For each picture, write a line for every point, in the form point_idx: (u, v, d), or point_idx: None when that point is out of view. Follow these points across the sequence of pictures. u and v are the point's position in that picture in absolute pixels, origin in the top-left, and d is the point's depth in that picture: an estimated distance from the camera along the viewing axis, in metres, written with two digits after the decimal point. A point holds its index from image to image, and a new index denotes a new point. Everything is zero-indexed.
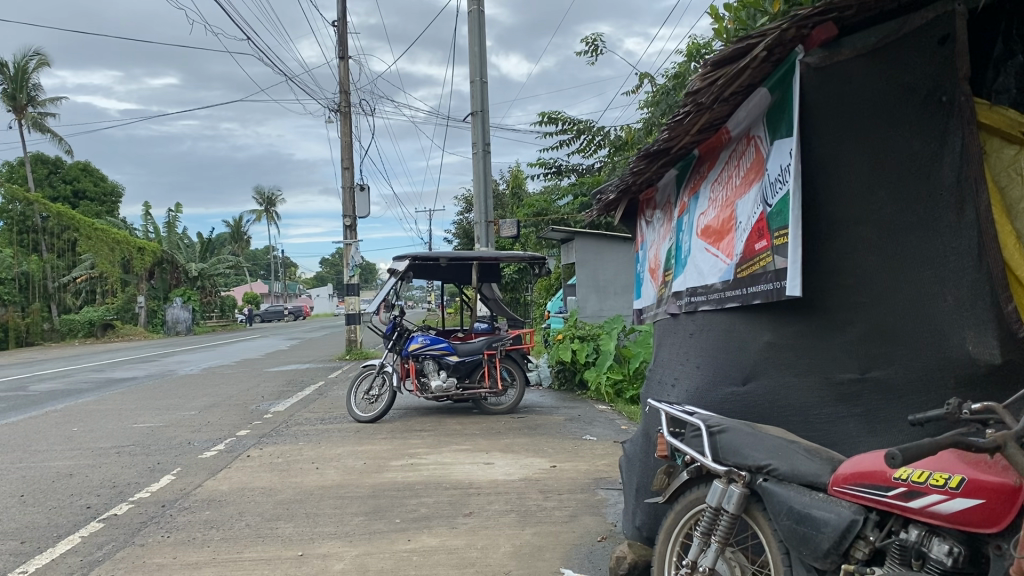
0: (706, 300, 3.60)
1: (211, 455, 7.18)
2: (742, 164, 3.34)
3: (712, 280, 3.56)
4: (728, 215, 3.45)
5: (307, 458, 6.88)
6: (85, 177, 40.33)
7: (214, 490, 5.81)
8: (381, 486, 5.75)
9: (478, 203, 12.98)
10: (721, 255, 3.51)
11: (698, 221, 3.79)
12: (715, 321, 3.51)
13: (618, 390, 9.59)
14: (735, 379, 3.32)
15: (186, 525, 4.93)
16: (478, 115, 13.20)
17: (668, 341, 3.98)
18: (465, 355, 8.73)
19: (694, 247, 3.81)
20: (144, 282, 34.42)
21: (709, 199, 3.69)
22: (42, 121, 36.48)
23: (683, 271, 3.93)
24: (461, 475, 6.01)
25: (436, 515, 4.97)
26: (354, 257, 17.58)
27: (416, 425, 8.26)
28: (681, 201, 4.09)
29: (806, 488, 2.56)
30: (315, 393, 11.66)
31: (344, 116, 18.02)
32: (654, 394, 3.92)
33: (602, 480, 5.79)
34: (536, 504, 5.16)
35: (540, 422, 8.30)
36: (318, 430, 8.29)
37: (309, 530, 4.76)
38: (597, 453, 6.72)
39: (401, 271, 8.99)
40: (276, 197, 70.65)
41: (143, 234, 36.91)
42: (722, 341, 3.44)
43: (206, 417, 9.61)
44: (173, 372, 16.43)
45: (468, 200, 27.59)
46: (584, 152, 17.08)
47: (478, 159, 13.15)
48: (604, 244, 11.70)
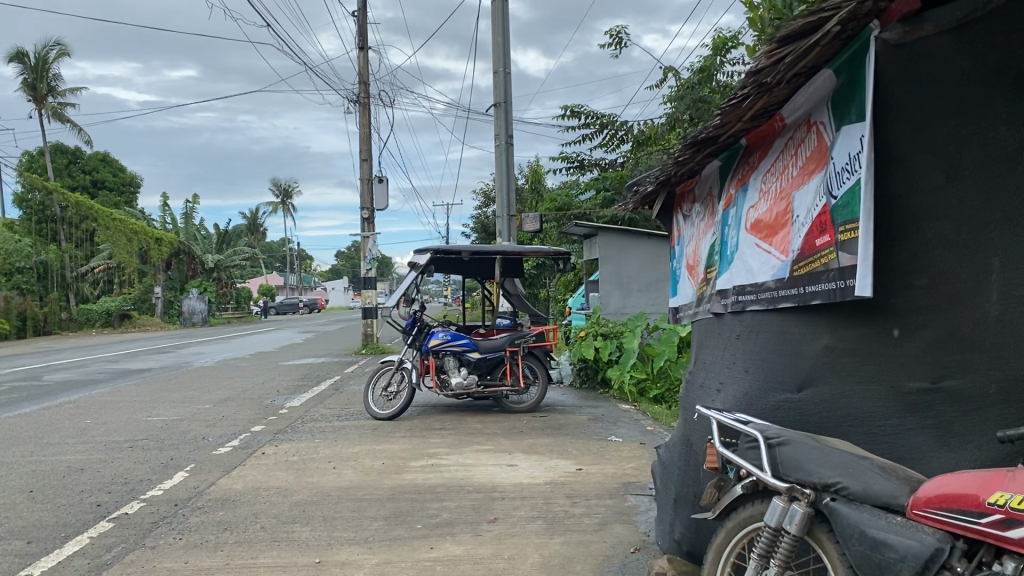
0: (755, 299, 3.32)
1: (227, 452, 6.99)
2: (800, 152, 3.08)
3: (764, 279, 3.27)
4: (784, 208, 3.17)
5: (324, 456, 6.68)
6: (104, 168, 40.39)
7: (228, 489, 5.61)
8: (400, 489, 5.53)
9: (500, 197, 12.75)
10: (774, 251, 3.24)
11: (747, 215, 3.53)
12: (766, 322, 3.22)
13: (641, 389, 9.34)
14: (789, 385, 3.06)
15: (199, 527, 4.73)
16: (501, 106, 12.96)
17: (711, 340, 3.70)
18: (486, 352, 8.50)
19: (742, 242, 3.54)
20: (160, 273, 34.42)
21: (759, 191, 3.43)
22: (62, 112, 36.55)
23: (728, 268, 3.67)
24: (484, 477, 5.79)
25: (459, 520, 4.74)
26: (371, 250, 17.39)
27: (436, 423, 8.04)
28: (726, 194, 3.84)
29: (881, 511, 2.30)
30: (332, 388, 11.47)
31: (363, 107, 17.83)
32: (696, 398, 3.64)
33: (631, 485, 5.54)
34: (564, 510, 4.92)
35: (563, 422, 8.05)
36: (335, 427, 8.09)
37: (327, 534, 4.54)
38: (624, 456, 6.47)
39: (422, 265, 8.76)
40: (293, 189, 70.73)
41: (161, 225, 36.92)
42: (773, 343, 3.16)
43: (220, 411, 9.44)
44: (189, 364, 16.30)
45: (485, 195, 27.40)
46: (606, 147, 16.79)
47: (501, 152, 12.91)
48: (627, 240, 11.43)
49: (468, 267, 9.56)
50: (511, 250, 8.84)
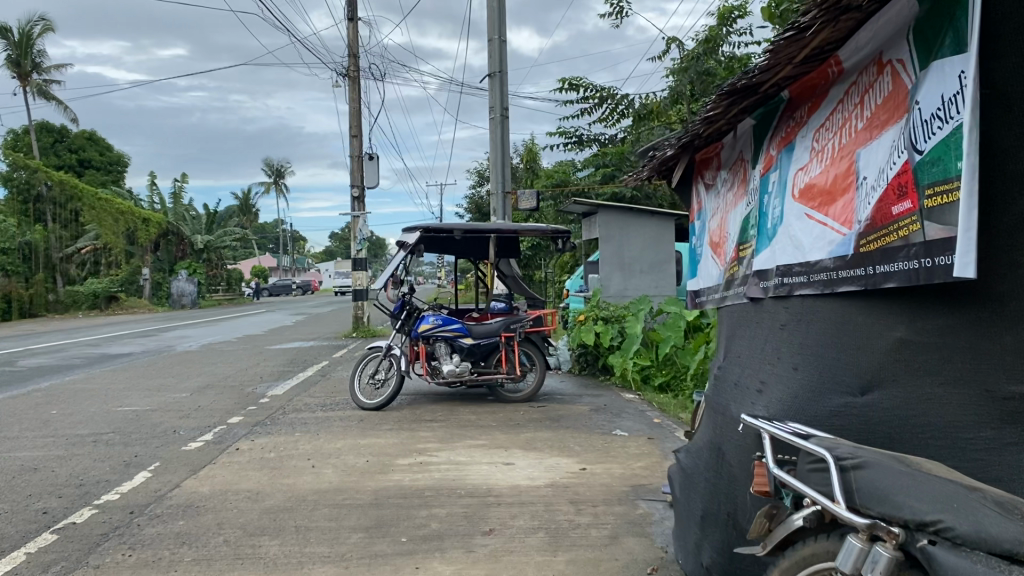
0: (806, 282, 2.76)
1: (198, 447, 6.42)
2: (868, 99, 2.49)
3: (818, 256, 2.70)
4: (845, 169, 2.59)
5: (302, 453, 6.11)
6: (91, 146, 39.66)
7: (194, 493, 5.05)
8: (384, 492, 4.97)
9: (495, 173, 12.14)
10: (831, 222, 2.66)
11: (794, 180, 2.95)
12: (823, 310, 2.65)
13: (646, 376, 8.85)
14: (849, 386, 2.51)
15: (152, 540, 4.16)
16: (495, 77, 12.33)
17: (748, 330, 3.14)
18: (480, 338, 7.95)
19: (787, 213, 2.96)
20: (149, 254, 33.91)
21: (810, 150, 2.85)
22: (48, 89, 35.69)
23: (769, 244, 3.09)
24: (479, 478, 5.24)
25: (449, 533, 4.18)
26: (361, 229, 16.77)
27: (426, 415, 7.48)
28: (765, 155, 3.26)
29: (999, 562, 1.69)
30: (318, 374, 10.91)
31: (352, 81, 17.17)
32: (729, 400, 3.08)
33: (641, 488, 4.98)
34: (568, 520, 4.37)
35: (562, 413, 7.50)
36: (318, 419, 7.52)
37: (297, 550, 3.99)
38: (632, 453, 5.93)
39: (412, 244, 8.15)
40: (286, 168, 69.84)
41: (149, 205, 36.20)
42: (831, 337, 2.61)
43: (197, 401, 8.85)
44: (172, 347, 15.68)
45: (479, 174, 26.71)
46: (605, 122, 16.17)
47: (496, 125, 12.29)
48: (628, 219, 10.84)
49: (461, 246, 8.97)
50: (506, 228, 8.24)
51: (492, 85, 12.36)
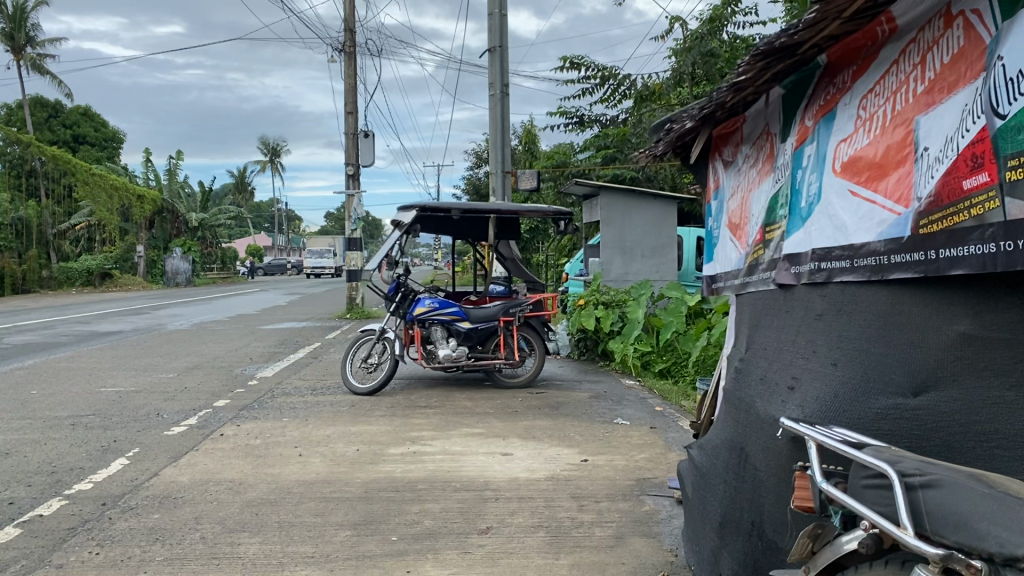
0: (849, 268, 2.46)
1: (180, 432, 6.11)
2: (933, 58, 2.18)
3: (865, 239, 2.40)
4: (902, 139, 2.29)
5: (289, 440, 5.81)
6: (85, 122, 39.14)
7: (171, 483, 4.74)
8: (374, 484, 4.67)
9: (495, 151, 11.80)
10: (881, 199, 2.36)
11: (834, 153, 2.64)
12: (868, 300, 2.37)
13: (646, 362, 8.52)
14: (899, 387, 2.25)
15: (124, 536, 3.86)
16: (495, 53, 11.96)
17: (776, 321, 2.86)
18: (478, 321, 7.64)
19: (826, 188, 2.66)
20: (143, 231, 33.47)
21: (854, 119, 2.55)
22: (42, 63, 35.15)
23: (803, 226, 2.79)
24: (475, 469, 4.95)
25: (443, 531, 3.89)
26: (356, 209, 16.42)
27: (421, 400, 7.19)
28: (798, 126, 2.95)
29: None
30: (309, 356, 10.59)
31: (348, 56, 16.77)
32: (753, 395, 2.80)
33: (647, 482, 4.69)
34: (569, 517, 4.08)
35: (562, 400, 7.21)
36: (308, 403, 7.22)
37: (278, 549, 3.69)
38: (635, 443, 5.64)
39: (407, 223, 7.81)
40: (282, 147, 69.24)
41: (143, 181, 35.74)
42: (878, 330, 2.33)
43: (183, 382, 8.54)
44: (162, 326, 15.35)
45: (478, 156, 26.34)
46: (607, 102, 15.81)
47: (496, 103, 11.92)
48: (631, 201, 10.51)
49: (458, 225, 8.64)
50: (506, 209, 7.91)
51: (492, 60, 11.99)
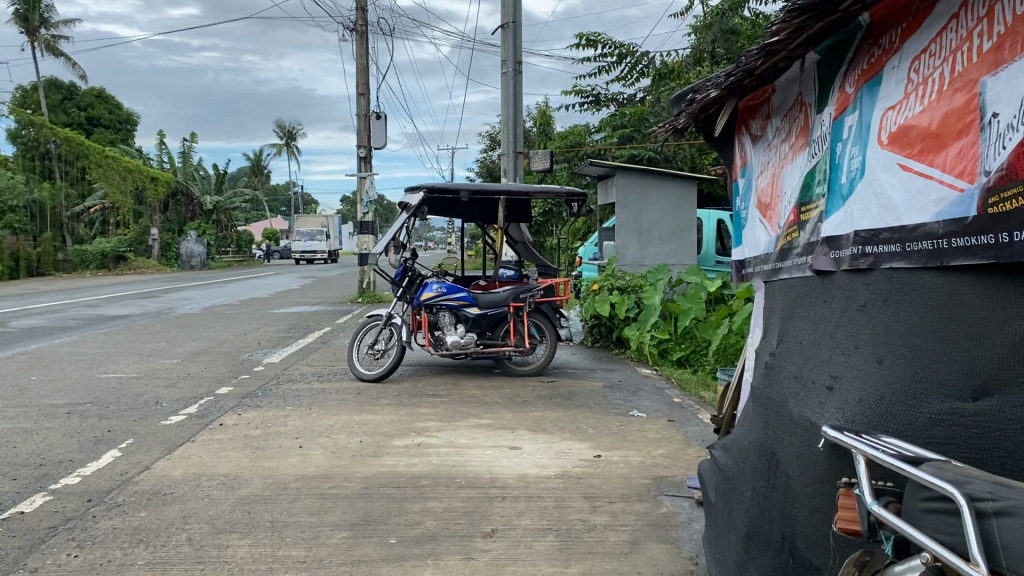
0: (898, 253, 2.18)
1: (177, 422, 5.90)
2: (1003, 8, 1.88)
3: (918, 220, 2.11)
4: (966, 104, 1.99)
5: (290, 430, 5.57)
6: (99, 104, 39.01)
7: (162, 478, 4.51)
8: (375, 480, 4.41)
9: (507, 131, 11.49)
10: (938, 173, 2.06)
11: (880, 123, 2.34)
12: (920, 289, 2.08)
13: (663, 350, 8.25)
14: (955, 390, 1.97)
15: (106, 536, 3.63)
16: (508, 29, 11.62)
17: (814, 313, 2.58)
18: (487, 307, 7.38)
19: (871, 162, 2.37)
20: (157, 214, 33.35)
21: (905, 83, 2.24)
22: (55, 45, 34.97)
23: (844, 205, 2.51)
24: (482, 464, 4.69)
25: (445, 534, 3.64)
26: (368, 191, 16.15)
27: (428, 389, 6.94)
28: (837, 94, 2.66)
29: None
30: (318, 341, 10.36)
31: (359, 35, 16.47)
32: (788, 396, 2.53)
33: (664, 481, 4.43)
34: (580, 520, 3.82)
35: (575, 389, 6.94)
36: (312, 391, 6.99)
37: (268, 553, 3.44)
38: (652, 438, 5.36)
39: (415, 205, 7.53)
40: (297, 130, 68.90)
41: (157, 164, 35.60)
42: (931, 324, 2.04)
43: (187, 368, 8.33)
44: (172, 310, 15.18)
45: (492, 138, 25.97)
46: (624, 81, 15.43)
47: (508, 81, 11.60)
48: (648, 182, 10.18)
49: (467, 207, 8.35)
50: (516, 190, 7.63)
51: (505, 36, 11.67)
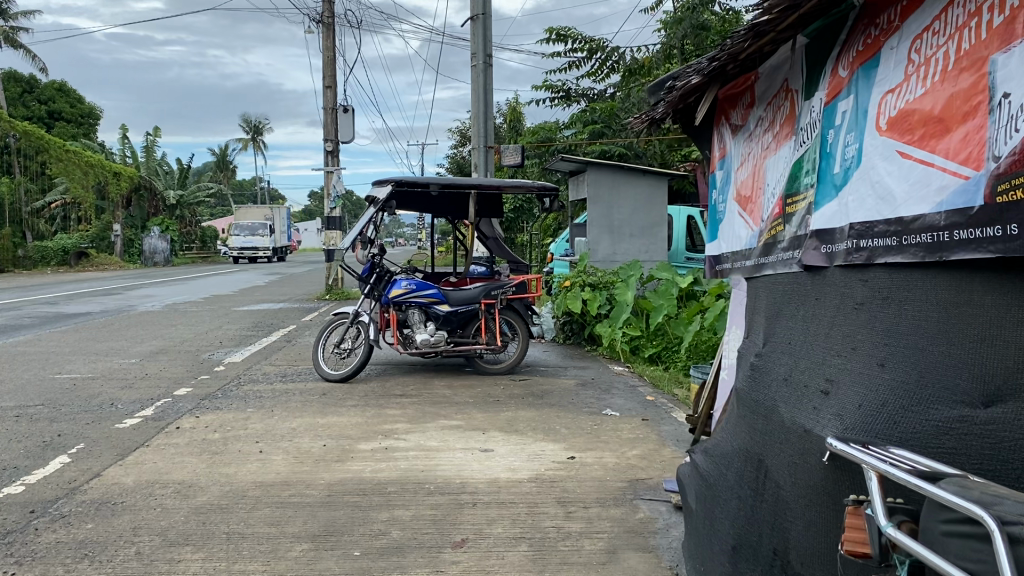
0: (896, 245, 2.02)
1: (132, 425, 5.63)
2: None
3: (919, 211, 1.94)
4: (973, 85, 1.83)
5: (250, 434, 5.34)
6: (60, 97, 38.16)
7: (113, 486, 4.26)
8: (340, 487, 4.21)
9: (477, 125, 11.28)
10: (940, 161, 1.90)
11: (877, 108, 2.18)
12: (923, 286, 1.93)
13: (635, 347, 8.14)
14: (963, 395, 1.82)
15: (48, 551, 3.39)
16: (478, 21, 11.42)
17: (805, 310, 2.43)
18: (458, 305, 7.20)
19: (868, 150, 2.21)
20: (119, 210, 32.66)
21: (904, 65, 2.08)
22: (14, 36, 34.10)
23: (837, 196, 2.35)
24: (451, 468, 4.50)
25: (412, 544, 3.44)
26: (335, 186, 15.87)
27: (397, 389, 6.73)
28: (828, 77, 2.49)
29: None
30: (283, 339, 10.10)
31: (326, 28, 16.17)
32: (778, 400, 2.37)
33: (639, 484, 4.27)
34: (554, 527, 3.65)
35: (547, 388, 6.77)
36: (275, 391, 6.75)
37: (223, 568, 3.23)
38: (625, 438, 5.21)
39: (382, 200, 7.31)
40: (263, 125, 67.92)
41: (120, 158, 34.90)
42: (937, 324, 1.88)
43: (145, 368, 8.04)
44: (132, 308, 14.77)
45: (462, 134, 25.76)
46: (594, 76, 15.30)
47: (478, 73, 11.40)
48: (620, 177, 10.03)
49: (436, 202, 8.15)
50: (487, 185, 7.44)
51: (475, 29, 11.47)
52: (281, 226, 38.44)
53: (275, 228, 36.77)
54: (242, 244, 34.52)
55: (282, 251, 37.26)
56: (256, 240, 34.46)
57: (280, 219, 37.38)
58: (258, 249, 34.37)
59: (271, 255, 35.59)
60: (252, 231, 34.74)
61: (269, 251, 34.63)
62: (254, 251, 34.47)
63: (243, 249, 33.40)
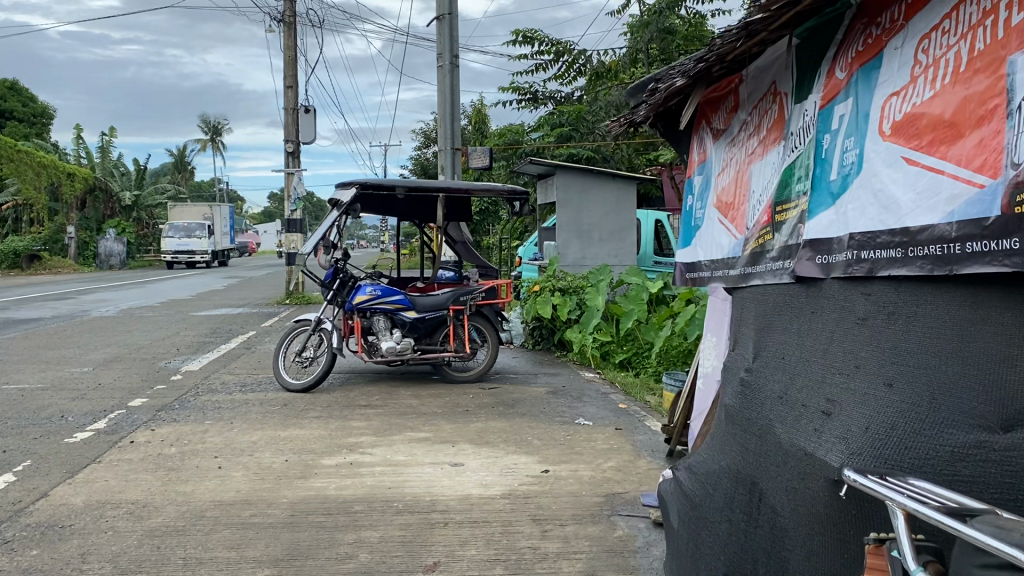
0: (902, 258, 1.89)
1: (83, 439, 5.36)
2: None
3: (929, 221, 1.82)
4: (988, 86, 1.70)
5: (209, 448, 5.11)
6: (13, 96, 37.19)
7: (61, 507, 4.01)
8: (303, 506, 4.01)
9: (443, 127, 11.11)
10: (951, 169, 1.77)
11: (880, 112, 2.07)
12: (933, 302, 1.81)
13: (605, 353, 8.02)
14: (980, 419, 1.70)
15: None
16: (444, 21, 11.24)
17: (799, 324, 2.30)
18: (425, 311, 7.00)
19: (870, 156, 2.09)
20: (74, 211, 31.89)
21: (911, 66, 1.97)
22: None
23: (835, 204, 2.23)
24: (420, 484, 4.32)
25: (381, 569, 3.27)
26: (297, 188, 15.57)
27: (362, 399, 6.53)
28: (824, 80, 2.38)
29: None
30: (243, 346, 9.82)
31: (288, 27, 15.87)
32: (773, 419, 2.24)
33: (616, 498, 4.13)
34: (530, 547, 3.50)
35: (517, 397, 6.61)
36: (235, 402, 6.51)
37: None
38: (599, 449, 5.07)
39: (346, 203, 7.10)
40: (223, 126, 66.84)
41: (75, 159, 34.09)
42: (950, 343, 1.76)
43: (98, 377, 7.74)
44: (87, 312, 14.35)
45: (426, 136, 25.47)
46: (561, 79, 15.20)
47: (444, 74, 11.23)
48: (589, 181, 9.93)
49: (403, 205, 7.97)
50: (455, 188, 7.27)
51: (441, 29, 11.29)
52: (221, 227, 34.25)
53: (214, 229, 32.46)
54: (177, 247, 30.53)
55: (228, 255, 34.27)
56: (189, 241, 30.45)
57: (216, 218, 32.96)
58: (195, 252, 30.47)
59: (212, 259, 32.45)
60: (188, 233, 30.82)
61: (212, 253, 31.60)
62: (190, 255, 30.14)
63: (175, 252, 29.94)
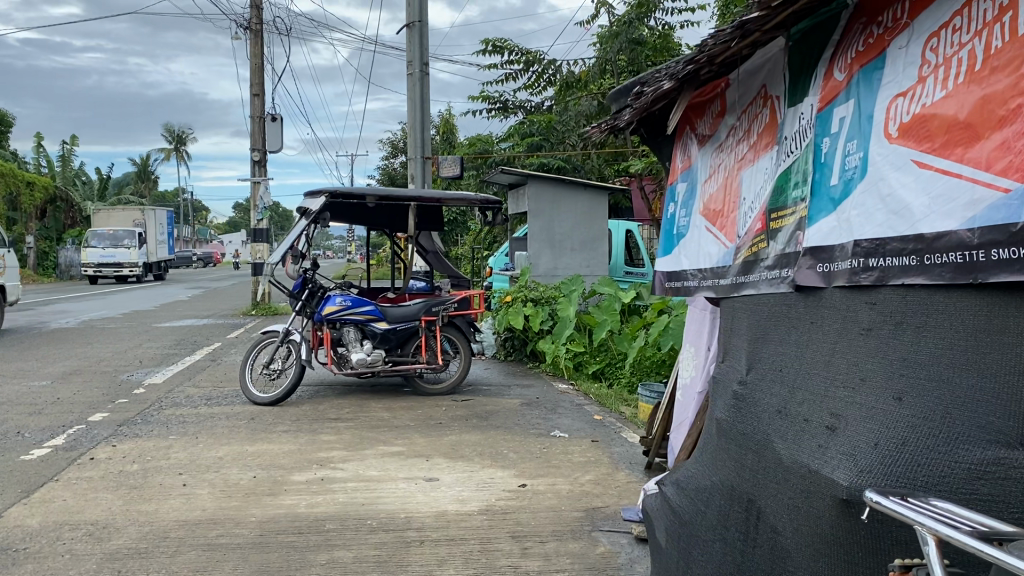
0: (915, 265, 1.80)
1: (40, 456, 5.14)
2: None
3: (945, 226, 1.73)
4: (1008, 84, 1.62)
5: (172, 465, 4.91)
6: None
7: (15, 529, 3.81)
8: (272, 525, 3.85)
9: (412, 136, 10.99)
10: (969, 172, 1.69)
11: (886, 114, 1.99)
12: (946, 311, 1.72)
13: (578, 363, 7.92)
14: (998, 434, 1.61)
15: None
16: (414, 28, 11.14)
17: (799, 335, 2.21)
18: (397, 322, 6.87)
19: (876, 159, 2.01)
20: (33, 221, 31.13)
21: (919, 66, 1.89)
22: None
23: (837, 210, 2.14)
24: (394, 501, 4.18)
25: None
26: (264, 197, 15.30)
27: (332, 412, 6.36)
28: (822, 81, 2.30)
29: None
30: (208, 358, 9.57)
31: (255, 34, 15.65)
32: (772, 434, 2.15)
33: (596, 513, 4.02)
34: (510, 566, 3.37)
35: (490, 409, 6.48)
36: (200, 415, 6.30)
37: None
38: (576, 462, 4.96)
39: (315, 211, 6.94)
40: (185, 134, 65.67)
41: (34, 168, 33.34)
42: (965, 355, 1.68)
43: (56, 392, 7.47)
44: (45, 325, 13.94)
45: (394, 146, 25.19)
46: (531, 89, 15.15)
47: (414, 83, 11.12)
48: (560, 190, 9.87)
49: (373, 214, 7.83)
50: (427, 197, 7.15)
51: (411, 36, 11.18)
52: (161, 232, 31.49)
53: (151, 236, 29.69)
54: (100, 259, 27.33)
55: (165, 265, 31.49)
56: (117, 252, 27.37)
57: (153, 226, 30.36)
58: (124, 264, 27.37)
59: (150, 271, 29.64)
60: (115, 243, 27.75)
61: (138, 268, 27.85)
62: (118, 267, 27.04)
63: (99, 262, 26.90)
